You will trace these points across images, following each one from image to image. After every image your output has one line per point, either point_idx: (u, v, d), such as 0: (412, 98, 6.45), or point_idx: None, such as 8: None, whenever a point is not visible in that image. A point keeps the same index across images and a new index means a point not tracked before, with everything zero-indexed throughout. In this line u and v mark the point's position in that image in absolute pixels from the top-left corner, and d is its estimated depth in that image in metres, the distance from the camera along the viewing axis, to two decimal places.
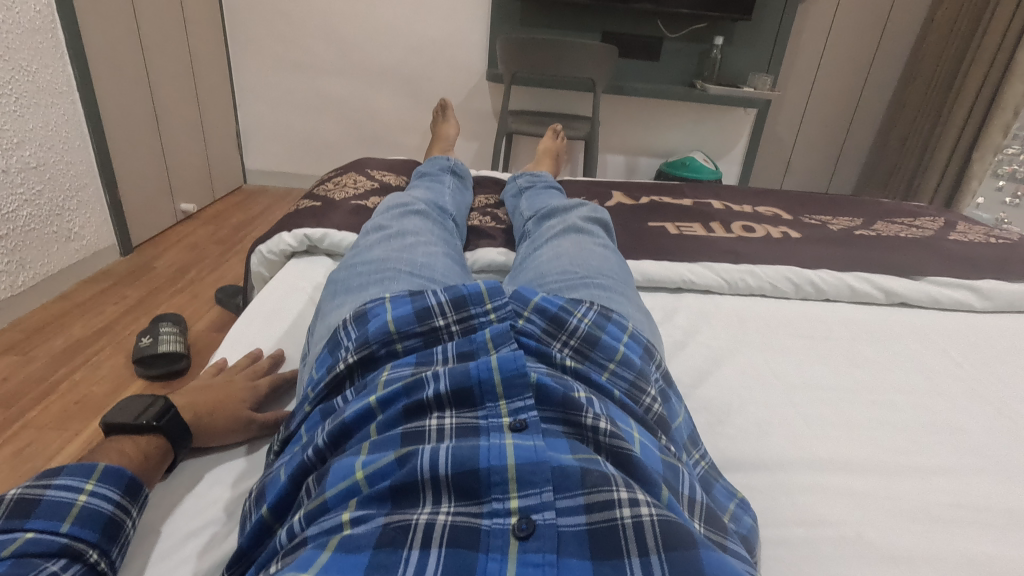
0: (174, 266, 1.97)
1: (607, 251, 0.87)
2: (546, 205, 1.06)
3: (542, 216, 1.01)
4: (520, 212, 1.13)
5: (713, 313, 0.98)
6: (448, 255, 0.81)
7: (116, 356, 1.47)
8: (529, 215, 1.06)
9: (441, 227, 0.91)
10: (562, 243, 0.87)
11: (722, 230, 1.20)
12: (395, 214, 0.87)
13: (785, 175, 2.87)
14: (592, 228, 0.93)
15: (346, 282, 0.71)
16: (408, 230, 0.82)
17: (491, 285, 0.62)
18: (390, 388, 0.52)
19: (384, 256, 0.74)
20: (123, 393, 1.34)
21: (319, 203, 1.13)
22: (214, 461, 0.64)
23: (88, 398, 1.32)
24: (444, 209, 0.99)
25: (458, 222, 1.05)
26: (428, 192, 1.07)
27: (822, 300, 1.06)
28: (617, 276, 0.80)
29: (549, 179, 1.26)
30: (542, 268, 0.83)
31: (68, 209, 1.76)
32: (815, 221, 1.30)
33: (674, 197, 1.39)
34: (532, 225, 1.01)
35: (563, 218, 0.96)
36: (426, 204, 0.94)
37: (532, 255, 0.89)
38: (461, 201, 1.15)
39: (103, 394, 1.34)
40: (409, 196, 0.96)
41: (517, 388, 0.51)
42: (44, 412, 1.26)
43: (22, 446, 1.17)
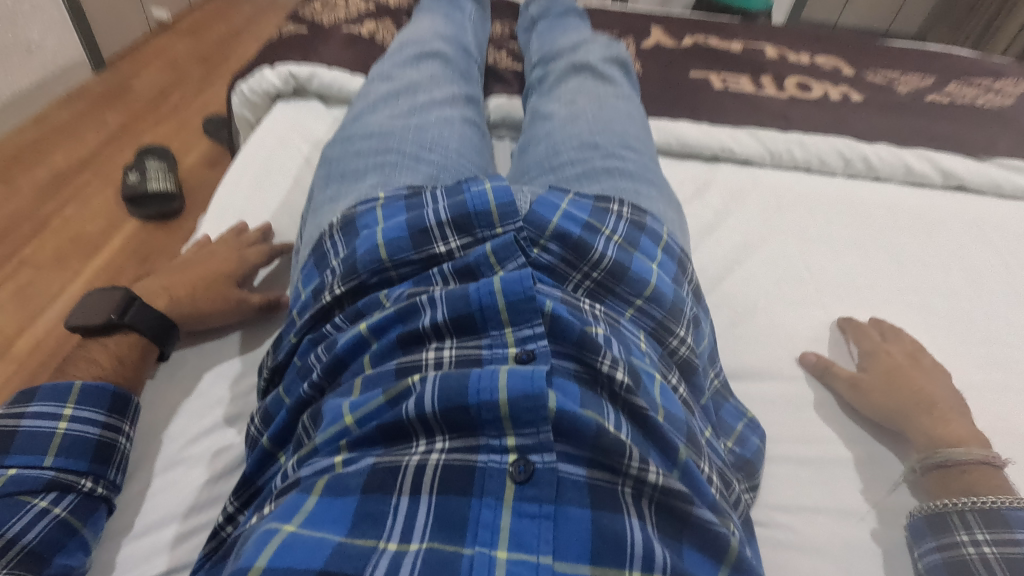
0: (155, 87, 1.79)
1: (637, 121, 0.73)
2: (571, 41, 0.86)
3: (561, 58, 0.83)
4: (535, 50, 0.94)
5: (749, 190, 0.89)
6: (468, 120, 0.69)
7: (104, 191, 1.40)
8: (545, 55, 0.86)
9: (458, 77, 0.76)
10: (585, 103, 0.73)
11: (773, 86, 1.04)
12: (396, 72, 0.73)
13: (845, 4, 2.48)
14: (620, 89, 0.78)
15: (341, 165, 0.61)
16: (414, 92, 0.68)
17: (502, 200, 0.51)
18: (383, 314, 0.49)
19: (389, 132, 0.62)
20: (119, 233, 1.29)
21: (305, 30, 0.95)
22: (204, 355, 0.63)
23: (82, 236, 1.28)
24: (450, 45, 0.81)
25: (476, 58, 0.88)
26: (427, 24, 0.87)
27: (870, 179, 0.95)
28: (648, 155, 0.68)
29: (582, 11, 1.05)
30: (559, 132, 0.69)
31: (21, 14, 1.53)
32: (881, 79, 1.12)
33: (723, 37, 1.18)
34: (546, 70, 0.83)
35: (588, 69, 0.79)
36: (436, 50, 0.77)
37: (545, 110, 0.74)
38: (476, 33, 0.96)
39: (97, 233, 1.29)
40: (412, 42, 0.79)
41: (523, 315, 0.47)
42: (40, 250, 1.23)
43: (25, 284, 1.16)
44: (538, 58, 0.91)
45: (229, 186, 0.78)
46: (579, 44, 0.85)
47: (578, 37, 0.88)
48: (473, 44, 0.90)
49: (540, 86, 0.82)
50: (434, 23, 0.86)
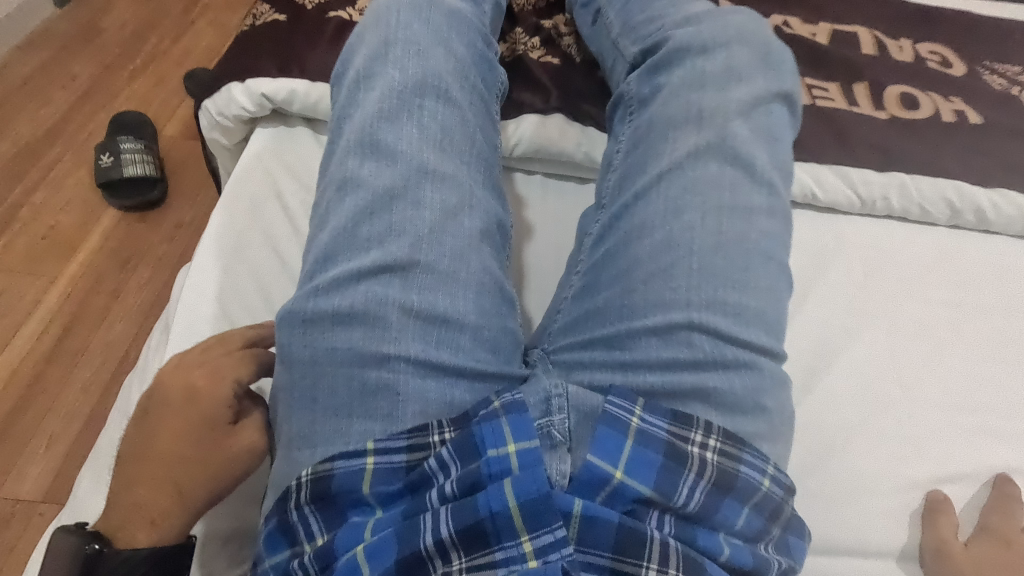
0: (126, 27, 1.55)
1: (769, 265, 0.50)
2: (699, 63, 0.57)
3: (675, 102, 0.56)
4: (648, 33, 0.63)
5: (833, 256, 0.73)
6: (490, 252, 0.52)
7: (77, 171, 1.23)
8: (659, 73, 0.58)
9: (475, 164, 0.55)
10: (696, 227, 0.50)
11: (869, 100, 0.83)
12: (379, 170, 0.51)
13: None
14: (755, 195, 0.52)
15: (315, 382, 0.46)
16: (410, 225, 0.49)
17: (526, 463, 0.42)
18: (380, 535, 0.41)
19: (380, 322, 0.46)
20: (96, 227, 1.15)
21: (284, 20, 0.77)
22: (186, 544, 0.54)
23: (56, 231, 1.14)
24: (456, 92, 0.56)
25: (496, 81, 0.63)
26: (408, 31, 0.57)
27: (978, 232, 0.78)
28: (769, 337, 0.48)
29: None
30: (643, 271, 0.50)
31: None
32: (1001, 83, 0.90)
33: (808, 19, 0.95)
34: (645, 109, 0.58)
35: (710, 143, 0.53)
36: (437, 125, 0.54)
37: (635, 209, 0.52)
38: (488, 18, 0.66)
39: (72, 226, 1.15)
40: (396, 93, 0.54)
41: (540, 518, 0.40)
42: (10, 249, 1.10)
43: None
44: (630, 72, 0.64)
45: (203, 255, 0.65)
46: (712, 81, 0.56)
47: (711, 45, 0.58)
48: (481, 45, 0.62)
49: (632, 136, 0.57)
50: (422, 34, 0.58)
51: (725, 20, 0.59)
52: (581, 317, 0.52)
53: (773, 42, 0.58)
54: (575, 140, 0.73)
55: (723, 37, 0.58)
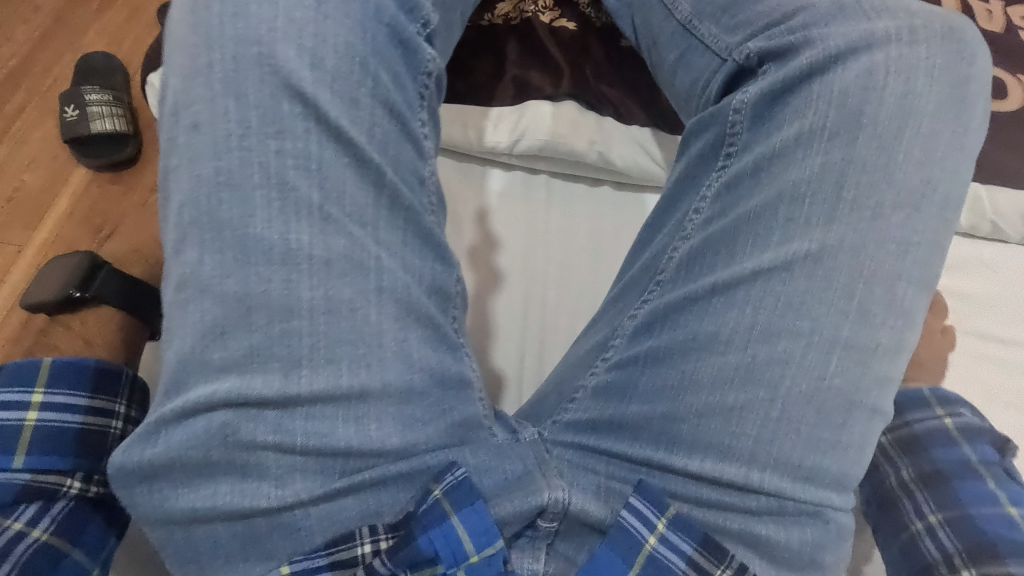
0: None
1: (871, 423, 0.39)
2: (852, 105, 0.40)
3: (799, 167, 0.40)
4: (777, 28, 0.44)
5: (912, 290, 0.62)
6: (420, 334, 0.40)
7: (44, 121, 1.12)
8: (788, 104, 0.42)
9: (387, 220, 0.39)
10: (791, 365, 0.39)
11: None
12: (224, 264, 0.36)
13: None
14: (882, 333, 0.39)
15: (187, 532, 0.36)
16: (281, 340, 0.36)
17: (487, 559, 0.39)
18: None
19: (260, 468, 0.36)
20: (64, 188, 1.06)
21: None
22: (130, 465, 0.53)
23: (22, 193, 1.05)
24: (337, 122, 0.38)
25: (419, 66, 0.42)
26: (243, 33, 0.38)
27: None
28: (841, 497, 0.39)
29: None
30: (703, 399, 0.40)
31: None
32: None
33: None
34: (749, 154, 0.42)
35: (851, 244, 0.39)
36: (310, 185, 0.37)
37: (711, 310, 0.41)
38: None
39: (39, 187, 1.06)
40: (237, 141, 0.37)
41: None
42: None
43: None
44: (730, 81, 0.46)
45: None
46: (867, 143, 0.40)
47: (878, 76, 0.40)
48: (371, 23, 0.40)
49: (722, 191, 0.43)
50: (268, 31, 0.38)
51: (914, 40, 0.40)
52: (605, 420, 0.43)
53: (972, 79, 0.40)
54: (587, 140, 0.62)
55: (906, 69, 0.40)
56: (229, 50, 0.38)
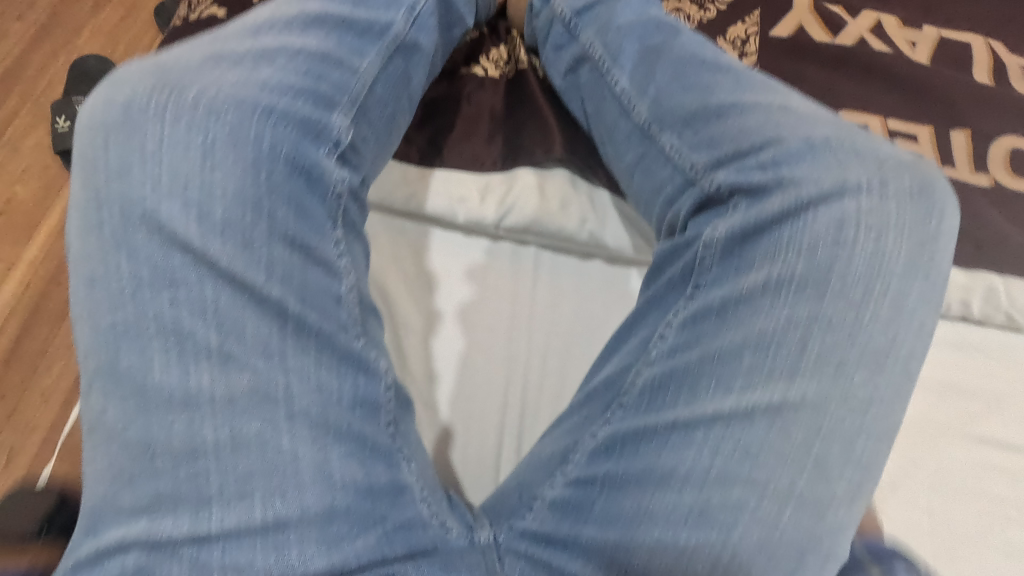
0: None
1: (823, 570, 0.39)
2: (823, 259, 0.40)
3: (765, 317, 0.40)
4: (748, 161, 0.44)
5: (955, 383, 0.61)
6: (342, 450, 0.39)
7: (36, 129, 1.10)
8: (757, 247, 0.42)
9: (292, 347, 0.39)
10: (745, 511, 0.38)
11: (969, 158, 0.67)
12: (129, 410, 0.37)
13: None
14: (838, 486, 0.39)
15: None
16: (188, 481, 0.37)
17: None
18: None
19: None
20: (56, 202, 1.05)
21: (224, 15, 0.63)
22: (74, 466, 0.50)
23: (14, 205, 1.04)
24: (231, 268, 0.38)
25: (326, 191, 0.41)
26: (132, 191, 0.39)
27: None
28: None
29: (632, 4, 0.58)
30: (654, 538, 0.39)
31: None
32: None
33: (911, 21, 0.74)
34: (716, 291, 0.42)
35: (812, 401, 0.39)
36: (208, 329, 0.38)
37: (668, 446, 0.40)
38: (291, 90, 0.42)
39: (31, 199, 1.05)
40: (133, 293, 0.38)
41: None
42: None
43: None
44: (698, 208, 0.46)
45: None
46: (833, 301, 0.39)
47: (847, 229, 0.40)
48: (267, 161, 0.40)
49: (687, 322, 0.42)
50: (154, 188, 0.38)
51: (884, 194, 0.40)
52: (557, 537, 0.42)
53: (941, 236, 0.40)
54: (578, 218, 0.60)
55: (875, 223, 0.40)
56: (117, 211, 0.38)
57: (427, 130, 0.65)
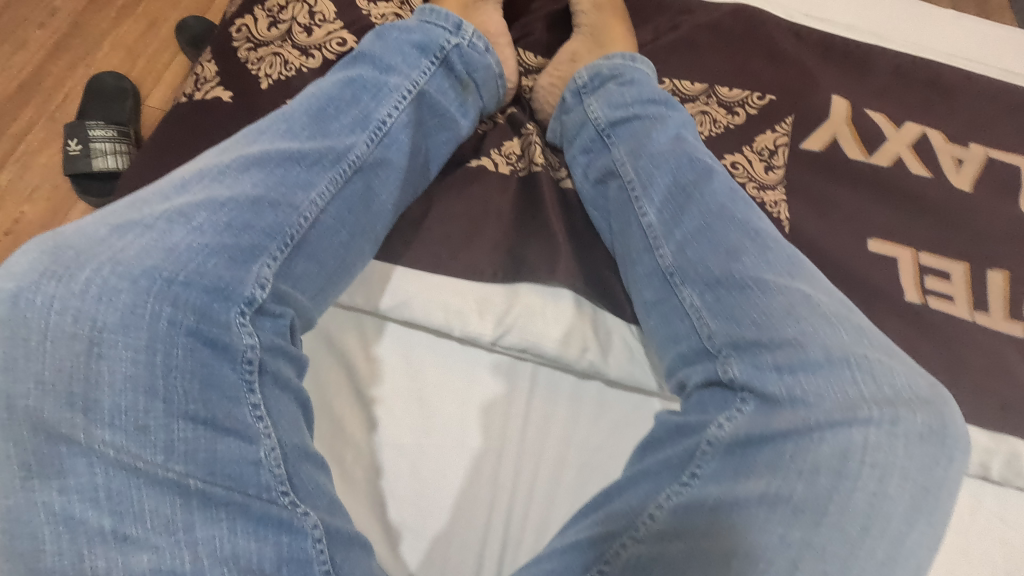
0: None
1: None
2: (823, 489, 0.38)
3: (760, 530, 0.37)
4: (763, 357, 0.43)
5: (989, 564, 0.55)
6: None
7: (49, 145, 1.10)
8: (761, 452, 0.40)
9: (201, 514, 0.37)
10: None
11: (1006, 299, 0.64)
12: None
13: None
14: None
15: None
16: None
17: None
18: None
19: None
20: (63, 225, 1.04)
21: (230, 99, 0.63)
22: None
23: (21, 225, 1.04)
24: (125, 456, 0.36)
25: (236, 358, 0.40)
26: (13, 388, 0.36)
27: None
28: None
29: (672, 129, 0.56)
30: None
31: None
32: None
33: (956, 138, 0.71)
34: (712, 487, 0.40)
35: None
36: (101, 516, 0.35)
37: None
38: (204, 249, 0.41)
39: (39, 220, 1.05)
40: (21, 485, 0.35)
41: None
42: None
43: None
44: (705, 385, 0.45)
45: None
46: (831, 526, 0.37)
47: (852, 462, 0.38)
48: (163, 342, 0.38)
49: (678, 509, 0.40)
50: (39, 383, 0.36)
51: (894, 435, 0.39)
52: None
53: (946, 481, 0.39)
54: (577, 346, 0.58)
55: (882, 463, 0.38)
56: None
57: (428, 231, 0.63)
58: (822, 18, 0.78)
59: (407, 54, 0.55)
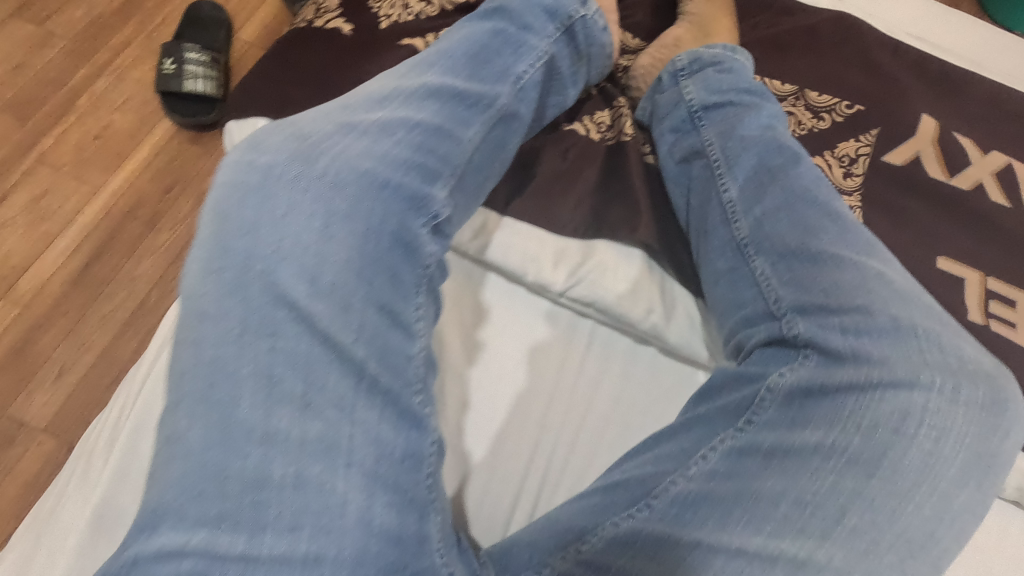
0: None
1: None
2: (881, 440, 0.41)
3: (811, 474, 0.41)
4: (830, 319, 0.45)
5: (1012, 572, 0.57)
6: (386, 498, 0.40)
7: (144, 63, 1.15)
8: (818, 407, 0.43)
9: (365, 402, 0.41)
10: None
11: None
12: (210, 433, 0.39)
13: None
14: None
15: None
16: (251, 509, 0.38)
17: None
18: None
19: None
20: (148, 139, 1.09)
21: (348, 31, 0.67)
22: (131, 444, 0.52)
23: (110, 134, 1.09)
24: (328, 327, 0.41)
25: (419, 263, 0.45)
26: (251, 249, 0.43)
27: None
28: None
29: (764, 118, 0.59)
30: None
31: None
32: None
33: None
34: (767, 437, 0.43)
35: (838, 566, 0.39)
36: (294, 378, 0.40)
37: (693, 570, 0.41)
38: (404, 164, 0.46)
39: (126, 132, 1.10)
40: (235, 336, 0.41)
41: None
42: (62, 144, 1.07)
43: (40, 192, 1.03)
44: (768, 342, 0.48)
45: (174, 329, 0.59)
46: (883, 487, 0.40)
47: (909, 423, 0.41)
48: (374, 235, 0.44)
49: (734, 453, 0.43)
50: (278, 251, 0.42)
51: (952, 402, 0.42)
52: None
53: (1000, 451, 0.42)
54: (643, 309, 0.59)
55: (939, 425, 0.41)
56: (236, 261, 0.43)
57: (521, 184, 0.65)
58: (919, 40, 0.81)
59: (538, 17, 0.59)
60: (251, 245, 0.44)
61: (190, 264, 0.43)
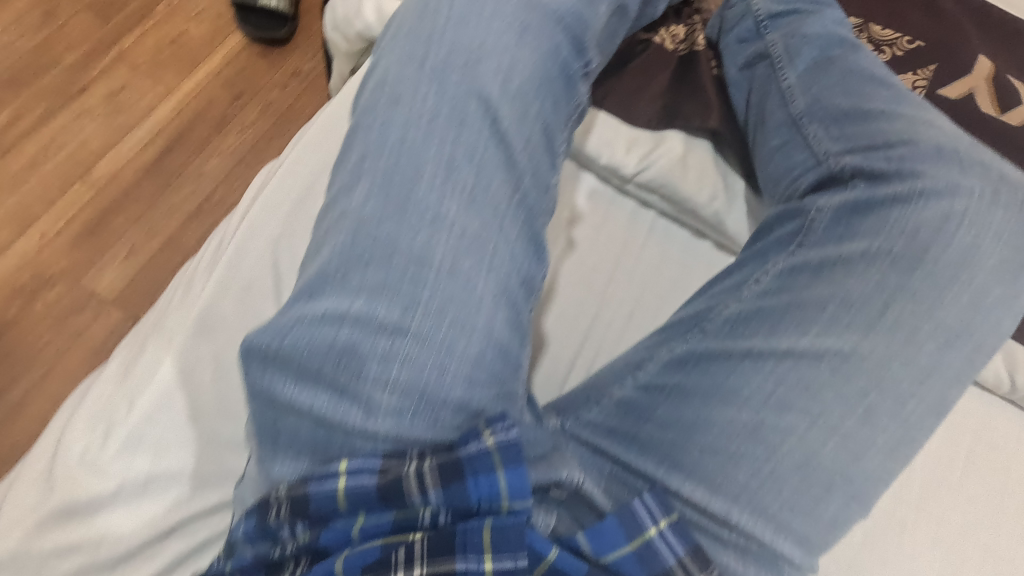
0: None
1: (847, 506, 0.45)
2: (922, 240, 0.48)
3: (857, 278, 0.48)
4: (876, 153, 0.52)
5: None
6: (505, 315, 0.48)
7: None
8: (865, 221, 0.50)
9: (511, 216, 0.50)
10: (791, 434, 0.45)
11: None
12: (384, 210, 0.48)
13: None
14: (880, 435, 0.46)
15: (277, 368, 0.46)
16: (406, 284, 0.46)
17: (515, 495, 0.42)
18: (360, 548, 0.43)
19: (360, 400, 0.45)
20: (221, 48, 1.13)
21: None
22: (234, 261, 0.57)
23: (184, 40, 1.13)
24: (499, 122, 0.51)
25: (573, 97, 0.56)
26: (446, 48, 0.52)
27: None
28: (804, 558, 0.45)
29: (827, 21, 0.63)
30: (709, 441, 0.46)
31: None
32: None
33: None
34: (818, 253, 0.50)
35: (876, 356, 0.46)
36: (464, 167, 0.50)
37: (739, 369, 0.47)
38: (572, 8, 0.56)
39: (200, 39, 1.14)
40: (427, 122, 0.50)
41: (507, 547, 0.41)
42: (139, 45, 1.11)
43: (118, 87, 1.07)
44: (819, 183, 0.55)
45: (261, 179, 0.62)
46: (922, 274, 0.47)
47: (951, 223, 0.48)
48: (548, 55, 0.54)
49: (785, 273, 0.50)
50: (469, 57, 0.52)
51: (990, 205, 0.48)
52: (618, 433, 0.49)
53: None
54: (709, 194, 0.64)
55: (976, 224, 0.48)
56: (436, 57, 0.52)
57: (600, 89, 0.68)
58: None
59: None
60: (452, 41, 0.53)
61: (399, 53, 0.52)
